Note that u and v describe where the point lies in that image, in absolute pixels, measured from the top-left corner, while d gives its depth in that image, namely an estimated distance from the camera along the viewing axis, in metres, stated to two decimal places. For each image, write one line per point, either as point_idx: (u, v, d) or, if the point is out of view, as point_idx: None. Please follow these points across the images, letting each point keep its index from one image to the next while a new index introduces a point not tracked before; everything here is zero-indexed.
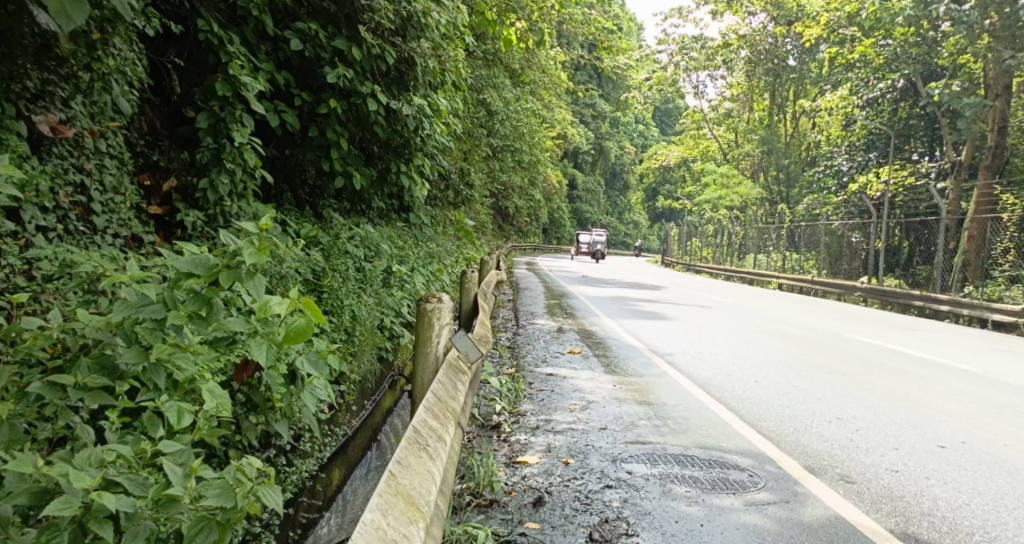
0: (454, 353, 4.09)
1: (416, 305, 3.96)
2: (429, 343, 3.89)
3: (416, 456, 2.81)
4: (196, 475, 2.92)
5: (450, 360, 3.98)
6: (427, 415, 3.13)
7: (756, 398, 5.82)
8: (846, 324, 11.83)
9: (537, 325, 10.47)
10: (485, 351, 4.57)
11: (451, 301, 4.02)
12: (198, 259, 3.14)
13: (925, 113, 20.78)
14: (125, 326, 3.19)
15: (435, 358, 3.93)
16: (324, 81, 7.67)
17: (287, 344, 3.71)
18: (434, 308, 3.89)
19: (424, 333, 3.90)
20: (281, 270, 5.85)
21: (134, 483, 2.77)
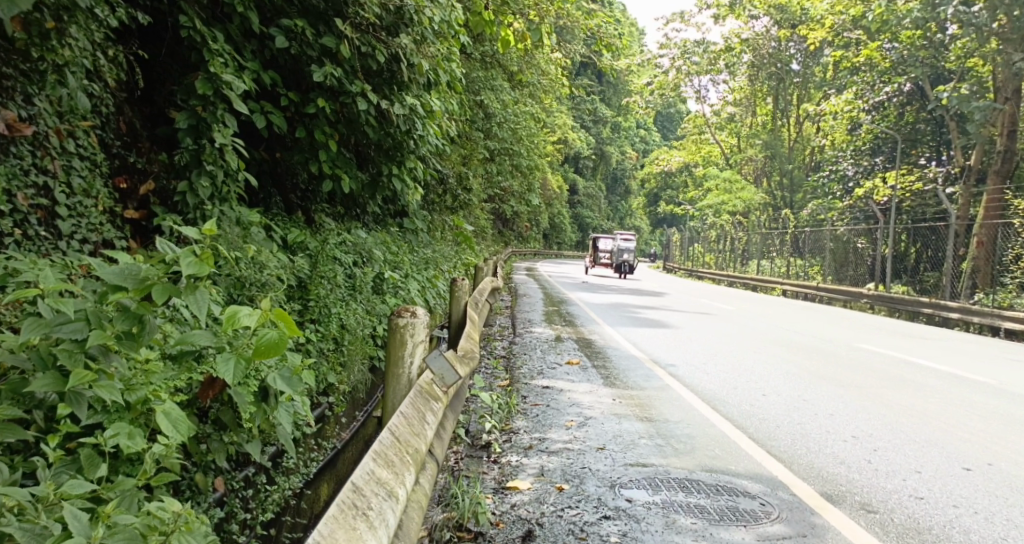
0: (428, 376, 3.75)
1: (388, 321, 3.65)
2: (401, 364, 3.57)
3: (351, 526, 2.41)
4: (107, 521, 2.55)
5: (422, 385, 3.64)
6: (375, 466, 2.74)
7: (764, 413, 5.52)
8: (852, 332, 11.53)
9: (535, 333, 10.18)
10: (468, 369, 4.25)
11: (426, 316, 3.70)
12: (127, 270, 2.96)
13: (933, 117, 20.53)
14: (42, 347, 2.92)
15: (407, 381, 3.60)
16: (313, 81, 7.41)
17: (258, 358, 3.48)
18: (406, 325, 3.58)
19: (395, 352, 3.59)
20: (262, 277, 5.58)
21: (28, 535, 2.38)
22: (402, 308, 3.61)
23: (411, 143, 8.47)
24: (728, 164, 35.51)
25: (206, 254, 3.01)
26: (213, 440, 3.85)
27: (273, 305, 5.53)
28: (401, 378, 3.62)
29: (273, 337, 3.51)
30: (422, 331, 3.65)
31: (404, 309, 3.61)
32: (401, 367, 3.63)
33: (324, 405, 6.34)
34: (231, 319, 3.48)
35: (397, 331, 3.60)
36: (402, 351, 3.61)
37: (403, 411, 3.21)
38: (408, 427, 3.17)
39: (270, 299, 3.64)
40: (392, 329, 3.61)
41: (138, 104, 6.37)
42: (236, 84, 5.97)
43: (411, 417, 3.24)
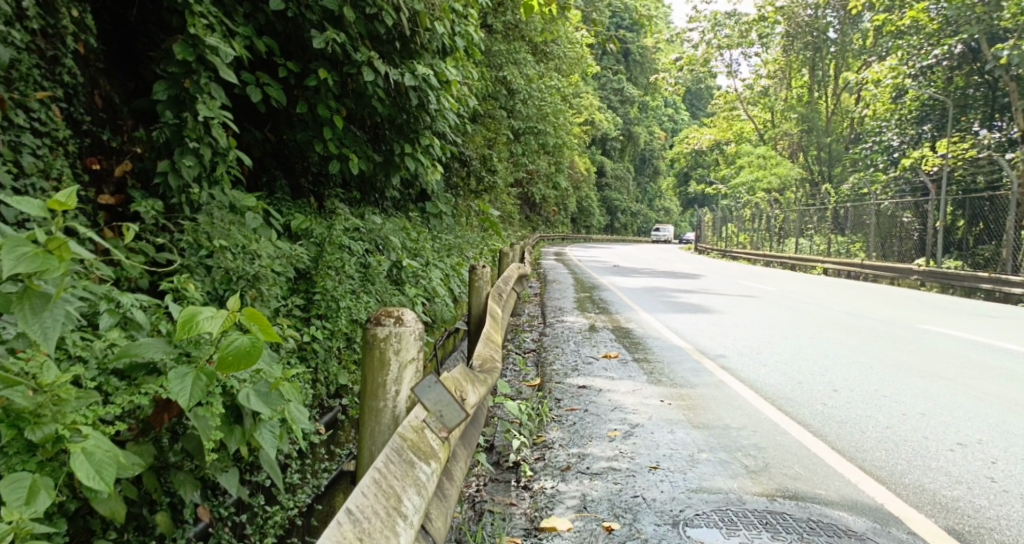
0: (415, 422, 2.94)
1: (365, 334, 2.97)
2: (381, 395, 2.93)
3: None
4: None
5: (407, 435, 2.86)
6: None
7: (847, 418, 4.73)
8: (912, 314, 10.66)
9: (567, 322, 9.41)
10: (485, 381, 3.52)
11: (417, 326, 2.98)
12: None
13: (985, 80, 19.28)
14: None
15: (392, 417, 2.95)
16: (312, 48, 6.64)
17: (224, 371, 2.84)
18: (388, 336, 2.89)
19: (374, 378, 2.92)
20: (255, 269, 4.79)
21: None
22: (378, 314, 2.91)
23: (425, 117, 7.69)
24: (762, 140, 34.35)
25: (49, 249, 2.53)
26: (178, 471, 3.01)
27: (266, 300, 4.78)
28: (384, 414, 2.94)
29: (243, 344, 2.87)
30: (409, 343, 2.95)
31: (382, 312, 2.92)
32: (380, 400, 2.94)
33: (335, 409, 5.59)
34: (189, 324, 2.83)
35: (375, 346, 2.91)
36: (383, 376, 2.93)
37: (356, 510, 2.41)
38: (363, 535, 2.36)
39: (238, 298, 3.00)
40: (369, 345, 2.92)
41: (121, 78, 5.54)
42: (222, 48, 5.21)
43: (369, 519, 2.43)
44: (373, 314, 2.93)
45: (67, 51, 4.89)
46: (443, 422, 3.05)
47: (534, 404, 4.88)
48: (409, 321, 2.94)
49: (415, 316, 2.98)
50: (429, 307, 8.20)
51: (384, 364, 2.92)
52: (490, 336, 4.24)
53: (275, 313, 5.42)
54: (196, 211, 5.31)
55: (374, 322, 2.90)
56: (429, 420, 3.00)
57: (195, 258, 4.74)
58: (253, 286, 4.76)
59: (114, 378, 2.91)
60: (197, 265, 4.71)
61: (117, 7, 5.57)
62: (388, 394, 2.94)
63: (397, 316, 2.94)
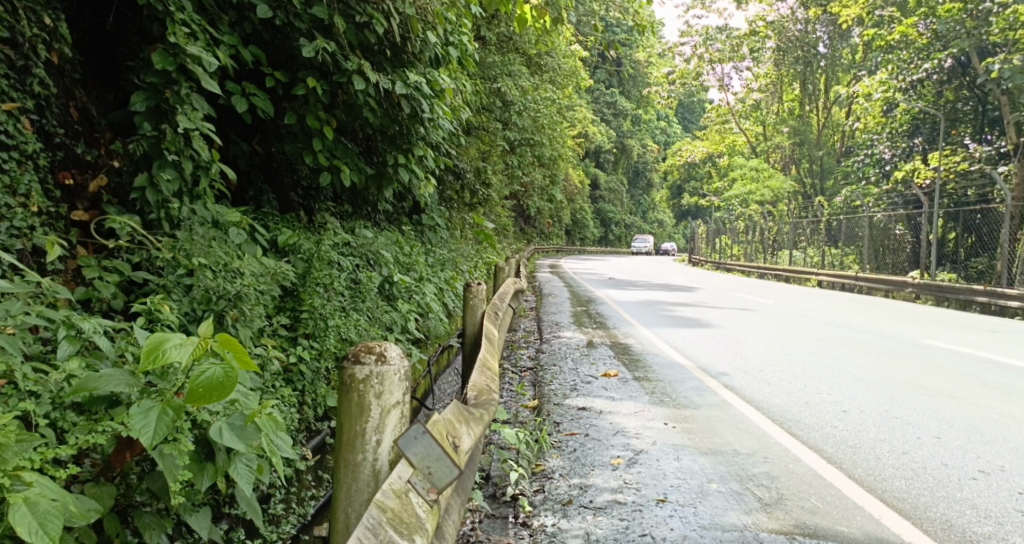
0: (398, 484, 2.73)
1: (345, 377, 2.81)
2: (359, 446, 2.77)
3: None
4: None
5: (386, 496, 2.67)
6: None
7: (861, 441, 4.51)
8: (914, 329, 10.45)
9: (563, 338, 9.20)
10: (482, 422, 3.32)
11: (400, 367, 2.80)
12: None
13: (975, 94, 19.16)
14: None
15: (371, 471, 2.77)
16: (300, 58, 6.40)
17: (194, 405, 2.63)
18: (366, 378, 2.74)
19: (351, 427, 2.75)
20: (237, 288, 4.52)
21: None
22: (356, 351, 2.76)
23: (418, 128, 7.42)
24: (754, 153, 34.26)
25: None
26: (144, 513, 2.78)
27: (248, 321, 4.53)
28: (361, 468, 2.76)
29: (213, 375, 2.66)
30: (391, 386, 2.78)
31: (360, 349, 2.77)
32: (358, 452, 2.77)
33: (323, 433, 5.36)
34: (154, 353, 2.61)
35: (353, 389, 2.75)
36: (362, 423, 2.76)
37: None
38: None
39: (212, 323, 2.76)
40: (346, 387, 2.76)
41: (100, 89, 5.30)
42: (205, 57, 4.95)
43: None
44: (351, 351, 2.78)
45: (39, 61, 4.66)
46: (432, 480, 2.83)
47: (532, 429, 4.65)
48: (390, 360, 2.78)
49: (399, 354, 2.81)
50: (422, 323, 7.95)
51: (363, 408, 2.75)
52: (489, 363, 4.07)
53: (259, 333, 5.18)
54: (176, 226, 5.05)
55: (350, 361, 2.75)
56: (415, 480, 2.79)
57: (171, 277, 4.51)
58: (235, 306, 4.50)
59: (71, 418, 2.74)
60: (173, 283, 4.49)
61: (95, 15, 5.33)
62: (367, 445, 2.77)
63: (377, 354, 2.77)
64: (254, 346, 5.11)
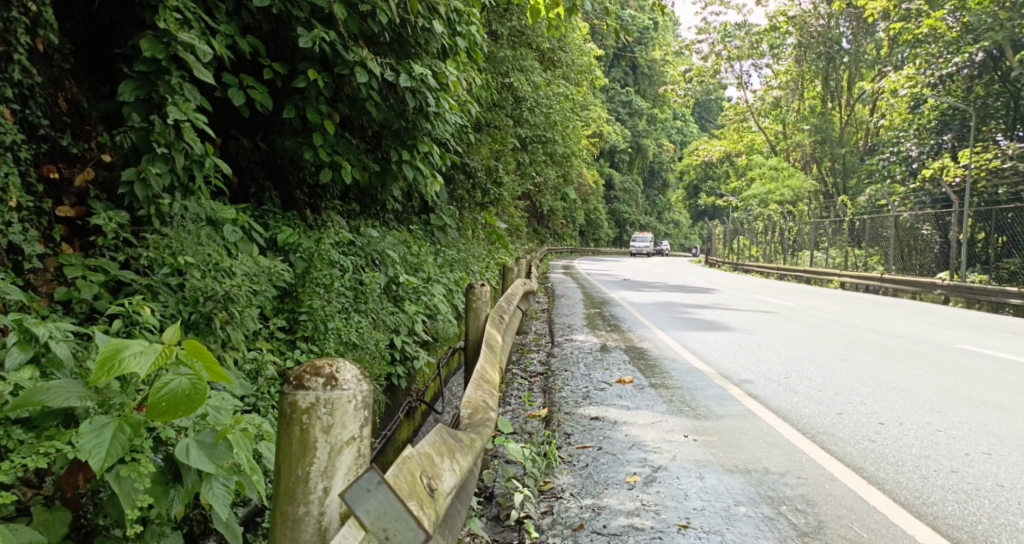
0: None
1: (288, 409, 2.51)
2: (299, 495, 2.45)
3: None
4: None
5: None
6: None
7: (903, 459, 4.38)
8: (941, 335, 10.10)
9: (576, 340, 8.88)
10: (464, 456, 2.94)
11: (349, 399, 2.48)
12: None
13: (1007, 88, 18.69)
14: None
15: (315, 524, 2.45)
16: (300, 49, 6.09)
17: (157, 421, 2.37)
18: (308, 410, 2.44)
19: (292, 471, 2.45)
20: (226, 289, 4.18)
21: None
22: (296, 374, 2.46)
23: (424, 123, 7.12)
24: (774, 151, 33.76)
25: None
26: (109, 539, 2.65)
27: (238, 323, 4.22)
28: (305, 522, 2.44)
29: (177, 387, 2.39)
30: (342, 416, 2.46)
31: (302, 370, 2.48)
32: (301, 504, 2.45)
33: None
34: (110, 363, 2.34)
35: (294, 422, 2.45)
36: (305, 466, 2.46)
37: None
38: None
39: (175, 328, 2.49)
40: (287, 421, 2.46)
41: (90, 80, 4.93)
42: (198, 45, 4.62)
43: None
44: (291, 375, 2.48)
45: (22, 48, 4.28)
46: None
47: (540, 441, 4.36)
48: (337, 383, 2.46)
49: (350, 376, 2.49)
50: (430, 325, 7.62)
51: (306, 445, 2.45)
52: (489, 378, 3.74)
53: (254, 336, 4.87)
54: (165, 222, 4.69)
55: (289, 387, 2.45)
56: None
57: (157, 278, 4.18)
58: (225, 309, 4.16)
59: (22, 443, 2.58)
60: (160, 283, 4.17)
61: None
62: (312, 493, 2.46)
63: (323, 377, 2.47)
64: (246, 350, 4.81)
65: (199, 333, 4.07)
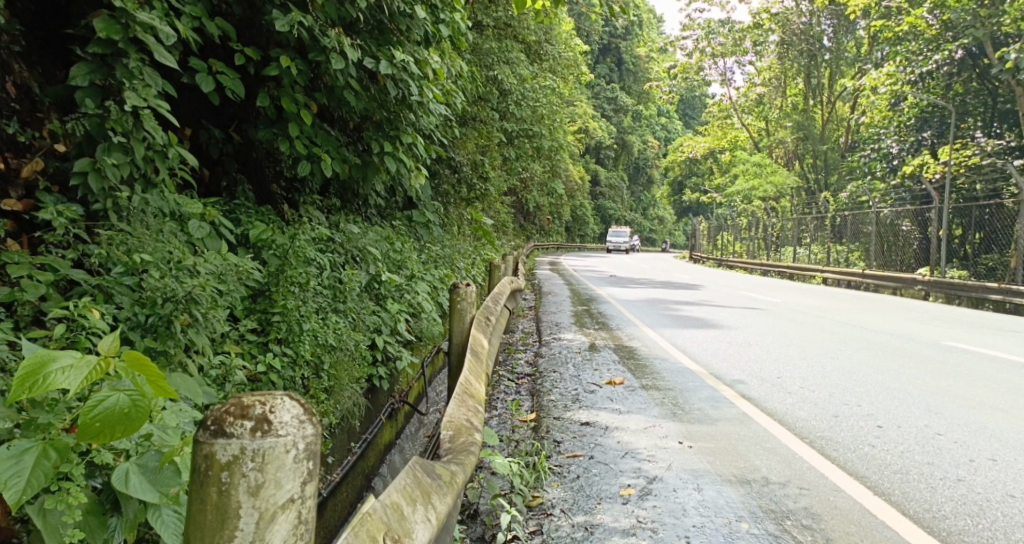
0: None
1: (201, 463, 2.05)
2: None
3: None
4: None
5: None
6: None
7: (907, 466, 4.13)
8: (932, 331, 9.91)
9: (564, 339, 8.62)
10: (436, 497, 2.53)
11: (278, 453, 2.01)
12: None
13: (986, 85, 18.66)
14: None
15: None
16: (273, 33, 5.76)
17: (90, 442, 2.09)
18: (226, 469, 2.00)
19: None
20: (187, 289, 3.86)
21: None
22: (216, 418, 2.02)
23: (407, 113, 6.80)
24: (757, 148, 33.69)
25: None
26: None
27: (201, 325, 3.92)
28: None
29: (113, 406, 2.12)
30: (275, 473, 2.02)
31: (225, 412, 2.03)
32: None
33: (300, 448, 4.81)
34: (33, 379, 2.14)
35: (210, 482, 2.02)
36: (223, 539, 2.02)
37: None
38: None
39: (112, 340, 2.29)
40: (201, 480, 2.03)
41: (46, 64, 4.59)
42: (159, 26, 4.31)
43: None
44: (211, 418, 2.04)
45: None
46: None
47: (529, 452, 4.09)
48: (270, 430, 2.01)
49: (287, 419, 2.03)
50: (414, 324, 7.33)
51: (224, 512, 2.02)
52: (470, 388, 3.43)
53: (221, 339, 4.57)
54: (124, 216, 4.37)
55: (206, 436, 2.01)
56: None
57: (110, 277, 3.87)
58: (187, 311, 3.84)
59: None
60: (113, 282, 3.86)
61: None
62: None
63: (252, 421, 2.02)
64: (214, 353, 4.52)
65: (159, 337, 3.75)
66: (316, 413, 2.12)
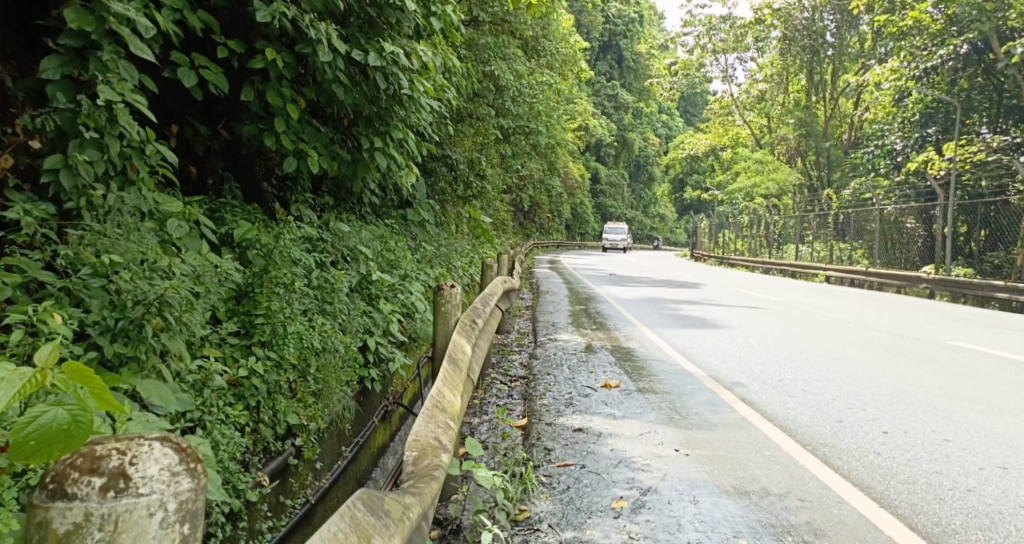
0: None
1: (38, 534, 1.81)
2: None
3: None
4: None
5: None
6: None
7: (914, 476, 3.96)
8: (936, 330, 9.75)
9: (561, 340, 8.47)
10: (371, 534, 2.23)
11: (127, 517, 1.79)
12: None
13: (990, 81, 18.48)
14: None
15: None
16: (259, 26, 5.59)
17: (27, 463, 2.00)
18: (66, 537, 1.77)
19: None
20: (159, 290, 3.68)
21: None
22: (57, 476, 1.81)
23: (398, 109, 6.62)
24: (759, 145, 33.47)
25: None
26: None
27: (175, 329, 3.75)
28: None
29: (50, 423, 2.01)
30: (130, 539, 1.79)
31: (69, 467, 1.82)
32: None
33: (285, 454, 4.73)
34: None
35: None
36: None
37: None
38: None
39: (48, 352, 2.20)
40: None
41: (19, 57, 4.41)
42: (135, 17, 4.12)
43: None
44: (52, 477, 1.82)
45: None
46: None
47: (517, 462, 3.91)
48: (125, 488, 1.80)
49: (151, 474, 1.82)
50: (407, 325, 7.16)
51: None
52: (445, 402, 3.23)
53: (200, 343, 4.41)
54: (99, 214, 4.19)
55: (43, 498, 1.79)
56: None
57: (77, 279, 3.69)
58: (159, 315, 3.67)
59: None
60: (80, 284, 3.67)
61: None
62: None
63: (103, 479, 1.81)
64: (192, 357, 4.35)
65: (130, 343, 3.57)
66: (191, 464, 1.91)
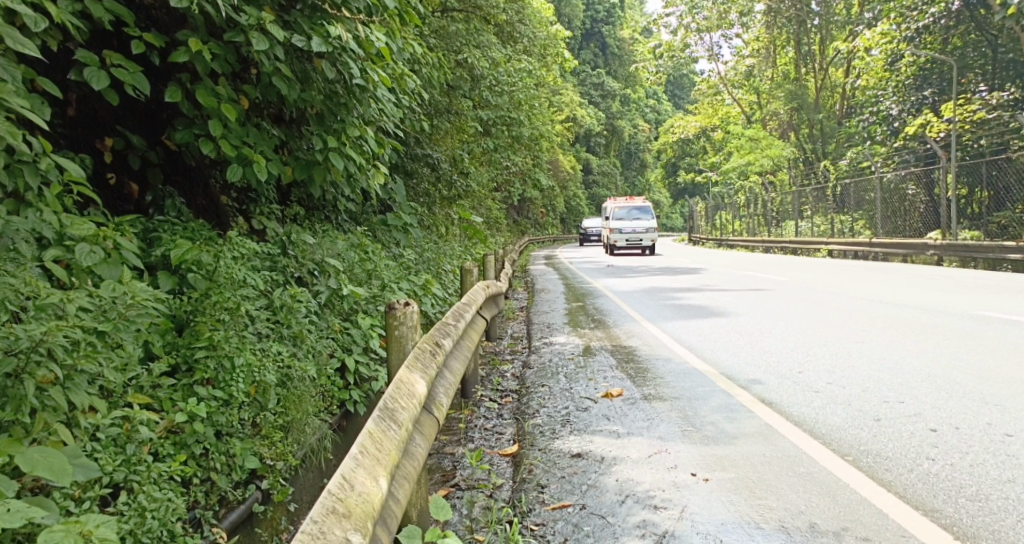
0: None
1: None
2: None
3: None
4: None
5: None
6: None
7: (986, 490, 3.27)
8: (955, 300, 9.08)
9: (556, 342, 7.79)
10: None
11: None
12: None
13: (983, 35, 17.87)
14: None
15: None
16: (182, 15, 4.88)
17: None
18: None
19: None
20: (39, 335, 2.98)
21: None
22: None
23: (355, 102, 5.87)
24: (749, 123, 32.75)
25: None
26: None
27: (65, 374, 3.07)
28: None
29: None
30: None
31: None
32: None
33: (243, 505, 4.04)
34: None
35: None
36: None
37: None
38: None
39: None
40: None
41: None
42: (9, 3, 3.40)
43: None
44: None
45: None
46: None
47: (501, 517, 3.23)
48: None
49: None
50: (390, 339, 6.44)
51: None
52: (356, 494, 2.35)
53: (120, 390, 3.71)
54: None
55: None
56: None
57: None
58: (44, 366, 3.00)
59: None
60: None
61: None
62: None
63: None
64: (112, 408, 3.66)
65: (8, 405, 2.90)
66: None
